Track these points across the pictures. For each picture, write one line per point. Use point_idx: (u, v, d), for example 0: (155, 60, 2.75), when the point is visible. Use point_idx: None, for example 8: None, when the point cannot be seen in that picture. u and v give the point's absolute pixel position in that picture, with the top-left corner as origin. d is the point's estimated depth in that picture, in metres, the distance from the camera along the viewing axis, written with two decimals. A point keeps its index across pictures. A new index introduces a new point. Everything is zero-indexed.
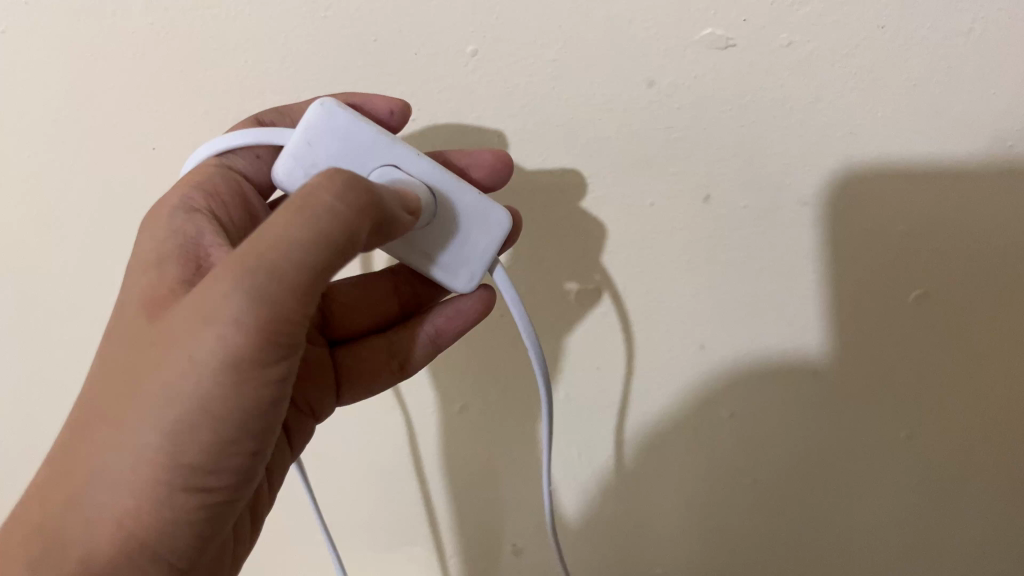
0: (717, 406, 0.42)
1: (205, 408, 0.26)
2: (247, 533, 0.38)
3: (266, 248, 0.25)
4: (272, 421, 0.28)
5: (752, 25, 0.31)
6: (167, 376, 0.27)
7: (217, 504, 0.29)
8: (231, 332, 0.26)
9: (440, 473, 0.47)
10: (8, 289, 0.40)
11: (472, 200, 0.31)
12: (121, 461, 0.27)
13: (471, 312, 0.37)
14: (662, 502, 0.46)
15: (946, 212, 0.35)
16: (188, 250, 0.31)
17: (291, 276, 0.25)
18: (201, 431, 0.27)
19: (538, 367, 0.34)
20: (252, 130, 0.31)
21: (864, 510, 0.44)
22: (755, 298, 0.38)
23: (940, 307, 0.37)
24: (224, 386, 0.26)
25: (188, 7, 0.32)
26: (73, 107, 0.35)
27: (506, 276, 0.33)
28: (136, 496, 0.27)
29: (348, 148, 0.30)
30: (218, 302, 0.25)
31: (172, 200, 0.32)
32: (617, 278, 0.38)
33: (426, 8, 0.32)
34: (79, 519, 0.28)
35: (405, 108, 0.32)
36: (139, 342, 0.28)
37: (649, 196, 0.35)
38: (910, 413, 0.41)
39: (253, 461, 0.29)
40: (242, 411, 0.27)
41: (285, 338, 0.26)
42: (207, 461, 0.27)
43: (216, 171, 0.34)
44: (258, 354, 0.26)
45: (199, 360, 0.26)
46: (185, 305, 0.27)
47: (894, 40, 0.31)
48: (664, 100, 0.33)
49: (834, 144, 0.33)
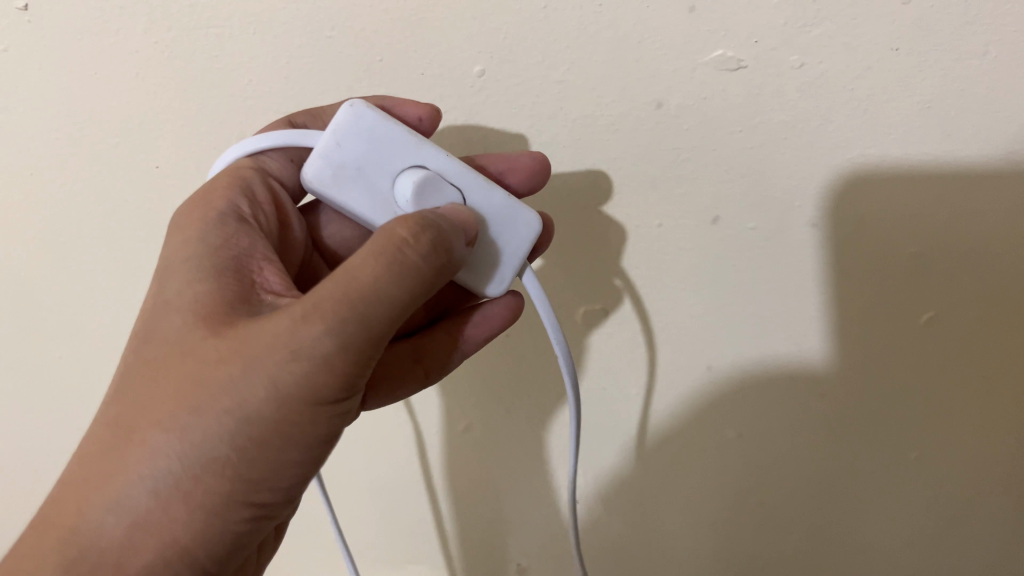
0: (723, 427, 0.42)
1: (275, 432, 0.27)
2: (271, 540, 0.38)
3: (358, 297, 0.26)
4: (326, 446, 0.29)
5: (762, 46, 0.30)
6: (239, 398, 0.26)
7: (262, 517, 0.29)
8: (313, 369, 0.26)
9: (445, 492, 0.46)
10: (14, 306, 0.40)
11: (500, 203, 0.31)
12: (178, 472, 0.27)
13: (499, 317, 0.37)
14: (669, 522, 0.46)
15: (960, 232, 0.34)
16: (241, 262, 0.30)
17: (379, 324, 0.26)
18: (271, 452, 0.27)
19: (567, 370, 0.33)
20: (280, 133, 0.30)
21: (873, 531, 0.44)
22: (762, 318, 0.37)
23: (951, 329, 0.37)
24: (297, 414, 0.27)
25: (189, 26, 0.31)
26: (74, 127, 0.34)
27: (536, 279, 0.33)
28: (192, 507, 0.27)
29: (376, 149, 0.30)
30: (306, 338, 0.26)
31: (217, 203, 0.31)
32: (625, 296, 0.38)
33: (433, 27, 0.31)
34: (124, 524, 0.27)
35: (435, 113, 0.31)
36: (195, 356, 0.27)
37: (656, 218, 0.35)
38: (920, 436, 0.40)
39: (302, 481, 0.30)
40: (306, 437, 0.28)
41: (360, 375, 0.27)
42: (268, 479, 0.28)
43: (254, 173, 0.33)
44: (336, 389, 0.27)
45: (277, 389, 0.26)
46: (258, 328, 0.27)
47: (907, 62, 0.30)
48: (672, 121, 0.32)
49: (845, 167, 0.33)
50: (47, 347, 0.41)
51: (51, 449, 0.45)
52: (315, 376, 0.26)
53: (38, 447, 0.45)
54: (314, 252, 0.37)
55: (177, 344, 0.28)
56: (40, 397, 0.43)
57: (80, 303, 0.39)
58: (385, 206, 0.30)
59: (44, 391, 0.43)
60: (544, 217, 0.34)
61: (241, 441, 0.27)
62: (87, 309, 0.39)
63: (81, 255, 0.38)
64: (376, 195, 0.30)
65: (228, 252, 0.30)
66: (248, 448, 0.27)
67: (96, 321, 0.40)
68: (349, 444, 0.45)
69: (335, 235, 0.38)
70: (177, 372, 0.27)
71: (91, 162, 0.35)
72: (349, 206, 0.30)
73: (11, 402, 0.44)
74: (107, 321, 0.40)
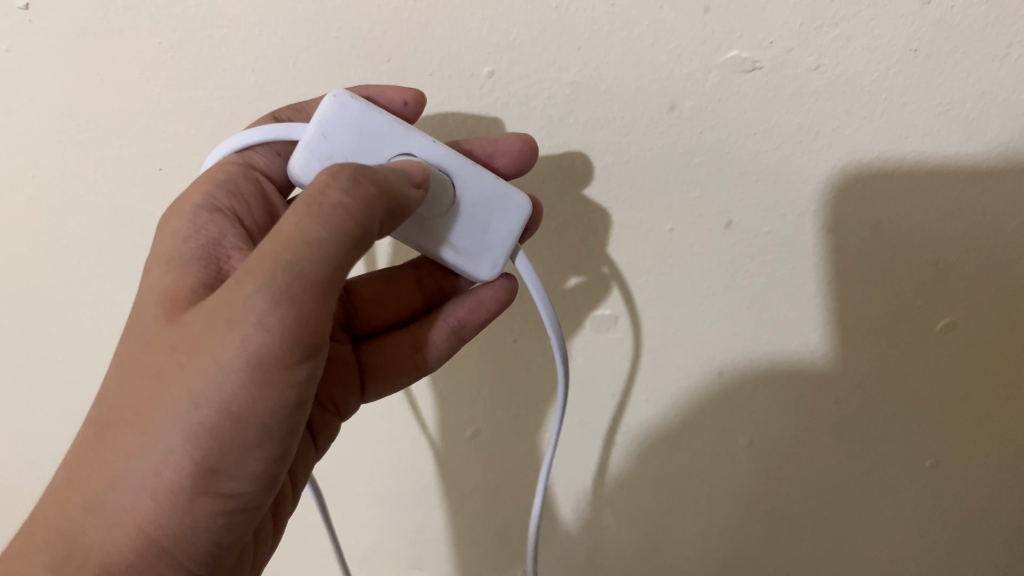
0: (734, 433, 0.41)
1: (227, 410, 0.25)
2: (266, 540, 0.37)
3: (282, 247, 0.25)
4: (295, 424, 0.27)
5: (778, 48, 0.29)
6: (190, 379, 0.25)
7: (240, 508, 0.28)
8: (255, 336, 0.25)
9: (451, 497, 0.46)
10: (17, 309, 0.39)
11: (489, 185, 0.30)
12: (144, 463, 0.26)
13: (493, 302, 0.35)
14: (679, 531, 0.45)
15: (979, 237, 0.33)
16: (209, 252, 0.30)
17: (314, 273, 0.25)
18: (228, 434, 0.26)
19: (559, 354, 0.33)
20: (266, 126, 0.29)
21: (884, 538, 0.44)
22: (775, 323, 0.37)
23: (969, 337, 0.36)
24: (251, 388, 0.25)
25: (194, 27, 0.31)
26: (75, 129, 0.33)
27: (529, 263, 0.32)
28: (158, 500, 0.26)
29: (362, 139, 0.29)
30: (243, 304, 0.25)
31: (193, 195, 0.31)
32: (612, 283, 0.36)
33: (441, 27, 0.30)
34: (102, 522, 0.26)
35: (420, 96, 0.30)
36: (155, 345, 0.27)
37: (668, 222, 0.34)
38: (932, 443, 0.40)
39: (277, 467, 0.28)
40: (265, 414, 0.26)
41: (309, 336, 0.26)
42: (231, 465, 0.26)
43: (239, 168, 0.32)
44: (283, 354, 0.25)
45: (223, 362, 0.25)
46: (207, 309, 0.26)
47: (927, 64, 0.29)
48: (686, 124, 0.32)
49: (861, 171, 0.32)
50: (50, 350, 0.41)
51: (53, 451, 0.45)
52: (257, 342, 0.25)
53: (42, 448, 0.45)
54: None
55: (144, 336, 0.28)
56: (42, 398, 0.43)
57: (85, 306, 0.39)
58: None
59: (48, 393, 0.42)
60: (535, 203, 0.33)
61: (194, 424, 0.25)
62: (90, 314, 0.39)
63: (83, 257, 0.37)
64: None
65: (198, 242, 0.30)
66: (203, 431, 0.25)
67: (99, 323, 0.39)
68: (353, 451, 0.45)
69: None
70: (142, 361, 0.27)
71: (93, 163, 0.34)
72: None
73: (14, 403, 0.43)
74: (110, 322, 0.39)
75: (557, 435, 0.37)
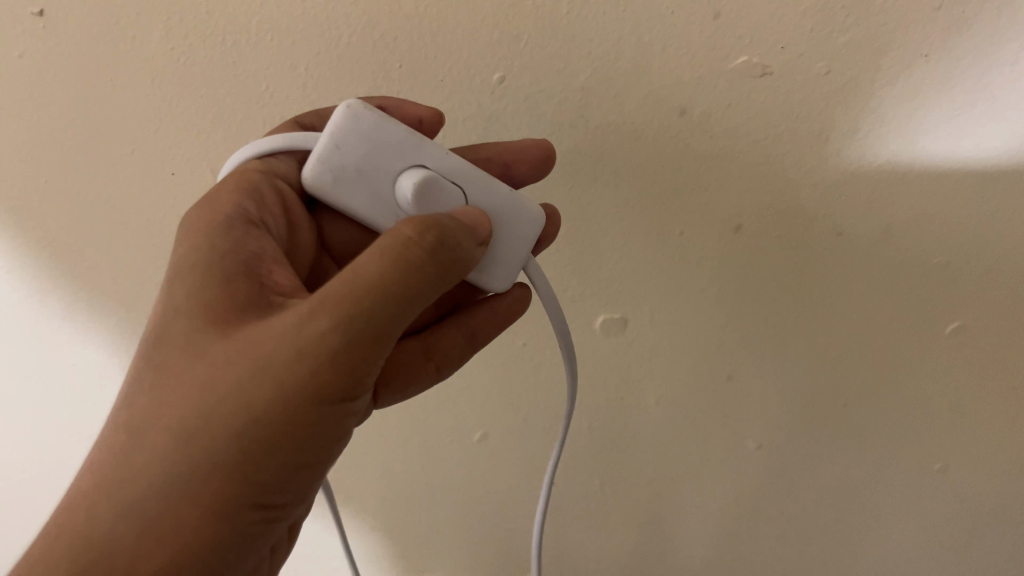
0: (742, 437, 0.41)
1: (281, 433, 0.26)
2: (284, 542, 0.35)
3: (363, 294, 0.25)
4: (333, 449, 0.28)
5: (789, 53, 0.29)
6: (247, 399, 0.25)
7: (273, 521, 0.28)
8: (322, 369, 0.25)
9: (462, 498, 0.46)
10: (23, 317, 0.39)
11: (503, 197, 0.31)
12: (191, 478, 0.25)
13: (508, 310, 0.35)
14: (687, 533, 0.46)
15: (987, 242, 0.33)
16: (250, 262, 0.28)
17: (385, 322, 0.25)
18: (279, 455, 0.26)
19: (566, 355, 0.34)
20: (280, 136, 0.30)
21: (890, 538, 0.44)
22: (783, 326, 0.37)
23: (976, 340, 0.36)
24: (306, 414, 0.26)
25: (207, 33, 0.31)
26: (82, 136, 0.33)
27: (542, 274, 0.32)
28: (204, 512, 0.26)
29: (376, 151, 0.29)
30: (310, 336, 0.25)
31: (225, 206, 0.30)
32: (624, 287, 0.37)
33: (453, 33, 0.30)
34: (136, 529, 0.25)
35: (435, 115, 0.31)
36: (202, 359, 0.26)
37: (677, 225, 0.34)
38: (942, 445, 0.40)
39: (310, 485, 0.29)
40: (316, 440, 0.27)
41: (367, 373, 0.26)
42: (276, 482, 0.27)
43: (262, 177, 0.32)
44: (340, 388, 0.26)
45: (285, 389, 0.25)
46: (262, 330, 0.26)
47: (938, 69, 0.29)
48: (695, 129, 0.32)
49: (872, 175, 0.32)
50: (60, 353, 0.41)
51: (66, 451, 0.45)
52: (320, 374, 0.25)
53: (55, 450, 0.45)
54: (323, 253, 0.36)
55: (186, 347, 0.27)
56: (55, 401, 0.43)
57: (95, 312, 0.39)
58: (387, 206, 0.30)
59: (59, 396, 0.43)
60: (549, 210, 0.33)
61: (247, 442, 0.25)
62: (101, 318, 0.39)
63: (94, 260, 0.37)
64: (377, 196, 0.30)
65: (237, 252, 0.28)
66: (253, 450, 0.26)
67: (113, 327, 0.40)
68: (361, 457, 0.45)
69: (344, 242, 0.36)
70: (184, 376, 0.26)
71: (105, 168, 0.34)
72: (351, 208, 0.30)
73: (24, 408, 0.43)
74: (123, 326, 0.40)
75: (564, 435, 0.37)
